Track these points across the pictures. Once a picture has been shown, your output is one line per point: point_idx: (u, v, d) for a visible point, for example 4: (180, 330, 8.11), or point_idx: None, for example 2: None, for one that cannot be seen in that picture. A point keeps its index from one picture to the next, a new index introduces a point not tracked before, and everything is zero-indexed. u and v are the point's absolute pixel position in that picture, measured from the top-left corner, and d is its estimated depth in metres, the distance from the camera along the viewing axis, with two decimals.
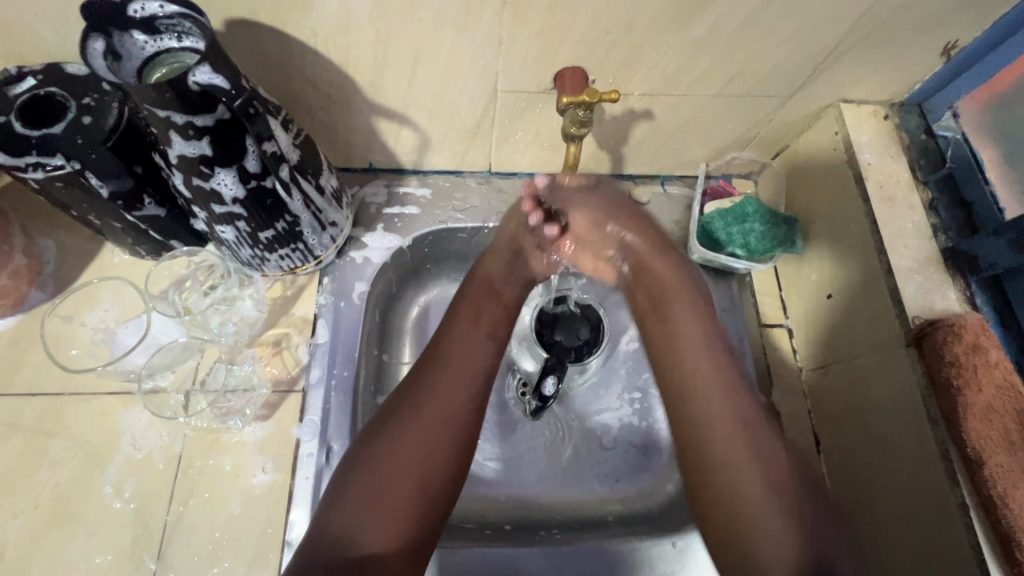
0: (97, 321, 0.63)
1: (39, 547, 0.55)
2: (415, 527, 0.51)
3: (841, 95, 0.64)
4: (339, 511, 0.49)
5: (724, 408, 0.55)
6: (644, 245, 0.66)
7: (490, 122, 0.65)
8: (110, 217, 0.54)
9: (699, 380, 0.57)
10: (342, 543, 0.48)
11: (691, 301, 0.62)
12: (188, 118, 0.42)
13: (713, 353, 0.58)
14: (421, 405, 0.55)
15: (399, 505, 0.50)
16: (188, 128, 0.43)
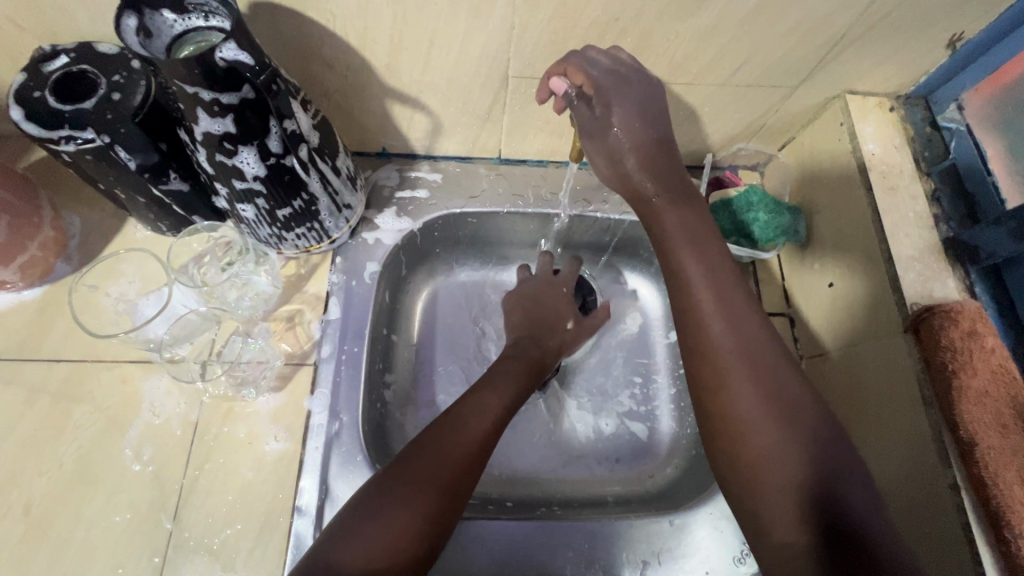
0: (120, 292, 0.65)
1: (62, 503, 0.57)
2: (428, 533, 0.48)
3: (847, 86, 0.65)
4: (356, 517, 0.48)
5: (759, 395, 0.48)
6: (678, 223, 0.55)
7: (500, 108, 0.67)
8: (137, 191, 0.57)
9: (731, 364, 0.49)
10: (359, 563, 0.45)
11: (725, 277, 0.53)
12: (215, 95, 0.45)
13: (749, 331, 0.51)
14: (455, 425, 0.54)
15: (422, 496, 0.49)
16: (215, 105, 0.45)
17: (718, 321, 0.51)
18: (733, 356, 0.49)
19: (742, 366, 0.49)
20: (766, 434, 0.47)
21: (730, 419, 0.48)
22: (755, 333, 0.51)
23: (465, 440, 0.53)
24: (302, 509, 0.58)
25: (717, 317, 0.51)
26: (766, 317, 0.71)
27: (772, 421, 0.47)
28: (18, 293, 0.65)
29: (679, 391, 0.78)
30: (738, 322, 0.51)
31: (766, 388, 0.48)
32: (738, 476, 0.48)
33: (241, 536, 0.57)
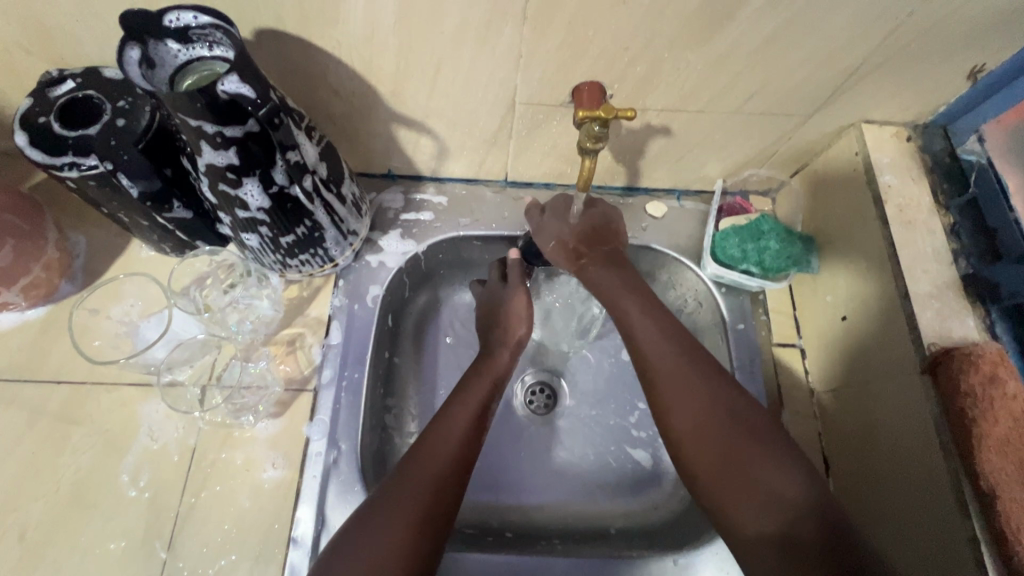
0: (121, 314, 0.65)
1: (58, 529, 0.57)
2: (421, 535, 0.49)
3: (863, 115, 0.63)
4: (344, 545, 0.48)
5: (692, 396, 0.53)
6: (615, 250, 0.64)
7: (507, 133, 0.66)
8: (140, 216, 0.56)
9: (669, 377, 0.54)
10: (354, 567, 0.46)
11: (672, 324, 0.57)
12: (218, 127, 0.44)
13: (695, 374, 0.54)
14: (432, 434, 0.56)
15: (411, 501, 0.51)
16: (218, 137, 0.45)
17: (681, 406, 0.53)
18: (689, 406, 0.52)
19: (695, 406, 0.52)
20: (704, 462, 0.51)
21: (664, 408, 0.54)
22: (709, 385, 0.53)
23: (445, 457, 0.54)
24: (298, 540, 0.57)
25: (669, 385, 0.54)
26: (775, 349, 0.69)
27: (726, 450, 0.50)
28: (22, 313, 0.64)
29: None
30: (693, 380, 0.53)
31: (704, 417, 0.51)
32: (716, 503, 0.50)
33: (236, 566, 0.56)
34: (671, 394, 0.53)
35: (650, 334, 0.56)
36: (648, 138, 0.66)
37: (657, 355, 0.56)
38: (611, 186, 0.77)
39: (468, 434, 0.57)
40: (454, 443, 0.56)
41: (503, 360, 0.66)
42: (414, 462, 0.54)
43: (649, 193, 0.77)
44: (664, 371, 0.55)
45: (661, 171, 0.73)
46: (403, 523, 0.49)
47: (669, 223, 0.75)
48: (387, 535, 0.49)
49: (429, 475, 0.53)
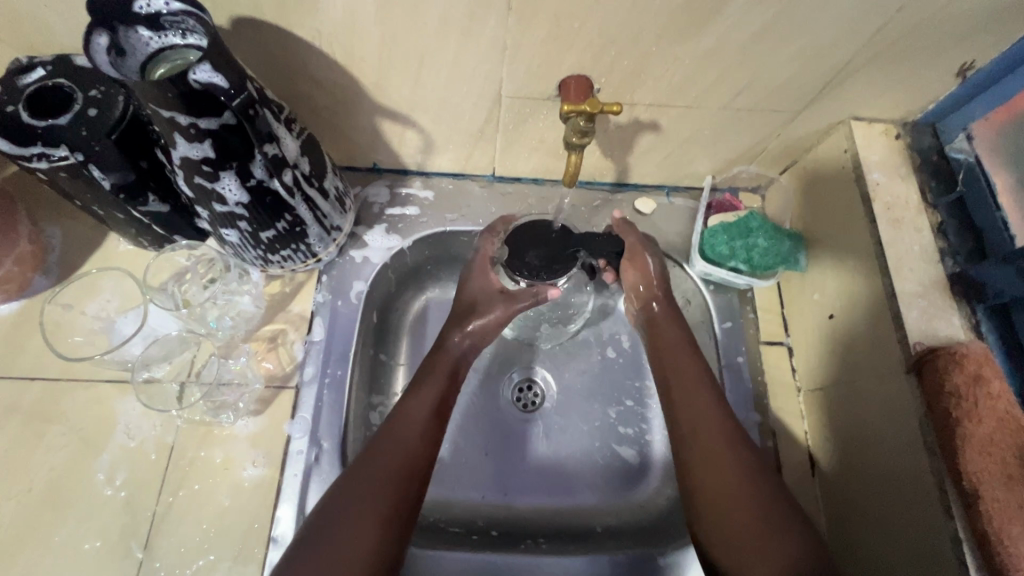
0: (97, 310, 0.63)
1: (31, 529, 0.56)
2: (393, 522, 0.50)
3: (852, 112, 0.63)
4: (315, 539, 0.48)
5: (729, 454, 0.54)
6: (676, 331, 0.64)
7: (493, 127, 0.65)
8: (115, 209, 0.55)
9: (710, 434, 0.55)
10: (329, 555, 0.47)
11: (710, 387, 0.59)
12: (192, 119, 0.43)
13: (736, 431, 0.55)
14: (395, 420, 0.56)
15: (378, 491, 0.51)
16: (192, 129, 0.43)
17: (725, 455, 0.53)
18: (724, 459, 0.53)
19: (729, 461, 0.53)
20: (741, 510, 0.50)
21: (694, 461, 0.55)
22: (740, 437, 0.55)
23: (407, 444, 0.54)
24: (278, 540, 0.56)
25: (718, 442, 0.54)
26: (763, 347, 0.69)
27: (752, 492, 0.51)
28: None
29: None
30: (735, 440, 0.55)
31: (744, 472, 0.52)
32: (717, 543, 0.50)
33: (214, 566, 0.55)
34: (715, 445, 0.54)
35: (697, 393, 0.58)
36: (636, 133, 0.65)
37: (703, 412, 0.57)
38: (600, 182, 0.76)
39: (420, 442, 0.55)
40: (408, 450, 0.54)
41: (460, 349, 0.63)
42: (368, 473, 0.52)
43: (638, 189, 0.76)
44: (710, 428, 0.55)
45: (650, 167, 0.72)
46: (362, 537, 0.48)
47: (658, 219, 0.75)
48: (347, 551, 0.47)
49: (385, 489, 0.51)
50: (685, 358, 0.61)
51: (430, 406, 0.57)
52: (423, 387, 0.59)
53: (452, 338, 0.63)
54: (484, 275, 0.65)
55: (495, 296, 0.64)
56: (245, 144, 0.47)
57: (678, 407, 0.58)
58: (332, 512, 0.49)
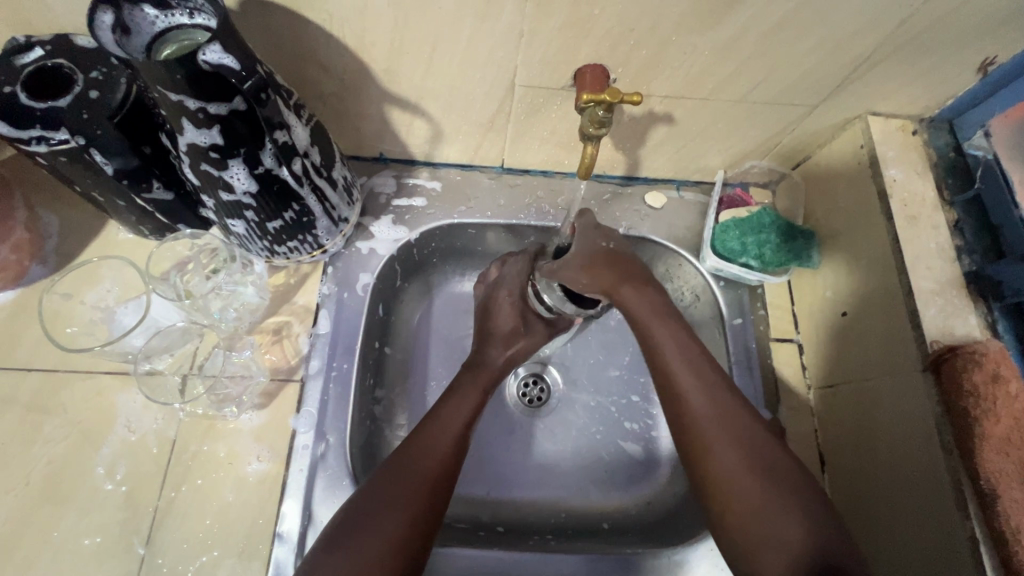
0: (96, 300, 0.62)
1: (28, 524, 0.54)
2: (422, 520, 0.50)
3: (869, 107, 0.62)
4: (347, 530, 0.48)
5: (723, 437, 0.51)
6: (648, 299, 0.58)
7: (505, 117, 0.64)
8: (116, 196, 0.53)
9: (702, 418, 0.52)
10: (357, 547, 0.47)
11: (733, 418, 0.52)
12: (201, 104, 0.41)
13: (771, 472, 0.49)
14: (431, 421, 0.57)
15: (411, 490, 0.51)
16: (200, 114, 0.42)
17: (750, 501, 0.48)
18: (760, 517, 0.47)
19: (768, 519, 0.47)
20: (754, 514, 0.47)
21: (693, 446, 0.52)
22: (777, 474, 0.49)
23: (442, 445, 0.55)
24: (284, 536, 0.55)
25: (744, 493, 0.48)
26: (774, 344, 0.68)
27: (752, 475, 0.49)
28: None
29: None
30: (770, 487, 0.48)
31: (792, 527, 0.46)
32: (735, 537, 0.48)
33: (218, 563, 0.54)
34: (743, 495, 0.48)
35: (721, 432, 0.51)
36: (650, 126, 0.64)
37: (726, 448, 0.50)
38: (610, 175, 0.75)
39: (444, 465, 0.54)
40: (431, 474, 0.53)
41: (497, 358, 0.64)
42: (389, 494, 0.51)
43: (648, 182, 0.75)
44: (735, 478, 0.49)
45: (662, 161, 0.71)
46: (385, 548, 0.48)
47: (668, 214, 0.74)
48: (373, 549, 0.47)
49: (408, 513, 0.50)
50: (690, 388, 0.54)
51: (468, 410, 0.58)
52: (460, 397, 0.60)
53: (491, 354, 0.64)
54: (518, 297, 0.66)
55: (534, 319, 0.66)
56: (254, 132, 0.46)
57: (700, 450, 0.51)
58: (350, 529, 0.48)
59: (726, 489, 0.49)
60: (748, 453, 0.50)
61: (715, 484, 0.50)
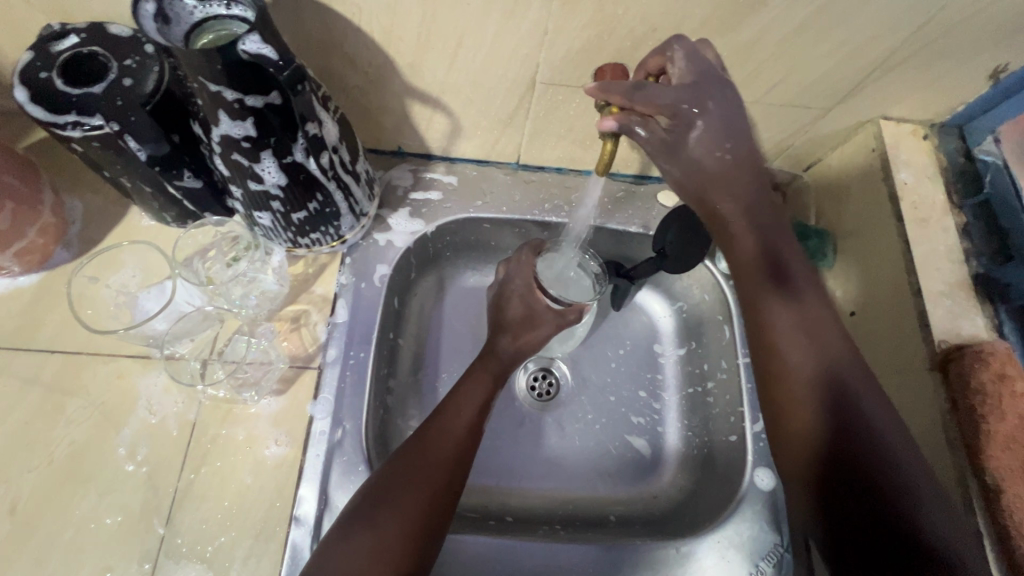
0: (120, 283, 0.63)
1: (50, 502, 0.55)
2: (435, 503, 0.52)
3: (881, 111, 0.63)
4: (366, 512, 0.50)
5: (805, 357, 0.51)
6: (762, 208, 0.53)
7: (524, 114, 0.65)
8: (146, 182, 0.55)
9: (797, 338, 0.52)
10: (371, 527, 0.49)
11: (815, 321, 0.53)
12: (238, 95, 0.43)
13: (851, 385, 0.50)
14: (445, 407, 0.59)
15: (426, 475, 0.53)
16: (236, 105, 0.44)
17: (814, 399, 0.50)
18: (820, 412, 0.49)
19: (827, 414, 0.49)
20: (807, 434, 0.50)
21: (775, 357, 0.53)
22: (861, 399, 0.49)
23: (455, 430, 0.57)
24: (300, 520, 0.56)
25: (807, 385, 0.50)
26: None
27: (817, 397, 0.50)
28: (14, 280, 0.62)
29: (689, 408, 0.77)
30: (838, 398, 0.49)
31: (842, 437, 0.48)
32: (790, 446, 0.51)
33: (235, 544, 0.55)
34: (808, 390, 0.50)
35: (791, 330, 0.52)
36: None
37: (804, 353, 0.51)
38: (623, 174, 0.78)
39: (458, 450, 0.55)
40: (447, 458, 0.54)
41: (507, 347, 0.66)
42: (405, 476, 0.52)
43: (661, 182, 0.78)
44: (804, 376, 0.51)
45: None
46: (399, 530, 0.49)
47: None
48: (387, 530, 0.49)
49: (412, 512, 0.50)
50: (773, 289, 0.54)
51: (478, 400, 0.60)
52: (472, 384, 0.61)
53: (500, 344, 0.66)
54: (529, 294, 0.67)
55: (543, 313, 0.66)
56: (286, 125, 0.47)
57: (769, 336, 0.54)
58: (351, 530, 0.49)
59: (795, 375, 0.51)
60: (824, 356, 0.51)
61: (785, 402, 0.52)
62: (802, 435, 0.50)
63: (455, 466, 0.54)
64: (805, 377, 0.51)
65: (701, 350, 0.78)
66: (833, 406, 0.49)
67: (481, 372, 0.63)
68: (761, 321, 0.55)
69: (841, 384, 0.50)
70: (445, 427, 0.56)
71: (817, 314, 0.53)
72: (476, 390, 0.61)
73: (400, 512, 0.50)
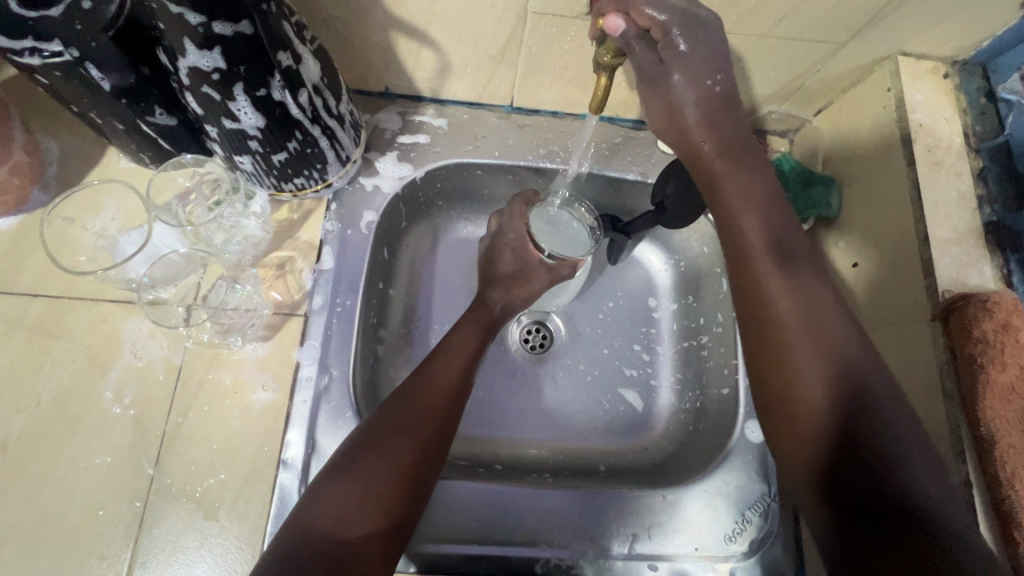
0: (99, 227, 0.61)
1: (39, 442, 0.56)
2: (425, 450, 0.52)
3: (900, 46, 0.58)
4: (354, 460, 0.50)
5: (803, 335, 0.48)
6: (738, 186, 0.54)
7: (515, 48, 0.61)
8: (116, 117, 0.52)
9: (786, 314, 0.49)
10: (358, 476, 0.49)
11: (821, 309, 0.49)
12: (203, 19, 0.39)
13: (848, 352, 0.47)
14: (438, 356, 0.58)
15: (416, 424, 0.52)
16: (201, 31, 0.40)
17: (821, 381, 0.47)
18: (819, 384, 0.46)
19: (828, 389, 0.46)
20: (807, 417, 0.47)
21: (770, 334, 0.50)
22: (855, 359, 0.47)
23: (448, 379, 0.56)
24: (288, 462, 0.57)
25: (804, 361, 0.47)
26: None
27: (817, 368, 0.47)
28: None
29: (681, 362, 0.76)
30: (834, 372, 0.46)
31: (845, 405, 0.45)
32: (795, 435, 0.47)
33: (224, 485, 0.56)
34: (811, 371, 0.47)
35: (786, 303, 0.50)
36: None
37: (791, 322, 0.49)
38: (623, 119, 0.73)
39: (450, 399, 0.55)
40: (438, 407, 0.54)
41: (498, 299, 0.64)
42: (395, 424, 0.52)
43: None
44: (814, 372, 0.47)
45: None
46: (386, 477, 0.49)
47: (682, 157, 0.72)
48: (374, 477, 0.49)
49: (402, 460, 0.50)
50: (774, 276, 0.51)
51: (472, 349, 0.59)
52: (462, 336, 0.60)
53: (492, 294, 0.64)
54: (521, 244, 0.66)
55: (536, 267, 0.65)
56: (260, 58, 0.44)
57: (756, 309, 0.51)
58: (339, 478, 0.49)
59: (795, 357, 0.48)
60: (837, 351, 0.47)
61: (784, 387, 0.48)
62: (801, 411, 0.47)
63: (444, 419, 0.54)
64: (818, 383, 0.47)
65: (698, 304, 0.77)
66: (840, 389, 0.46)
67: (470, 324, 0.62)
68: (755, 298, 0.51)
69: (859, 391, 0.46)
70: (435, 378, 0.56)
71: (832, 314, 0.49)
72: (464, 341, 0.60)
73: (388, 461, 0.50)
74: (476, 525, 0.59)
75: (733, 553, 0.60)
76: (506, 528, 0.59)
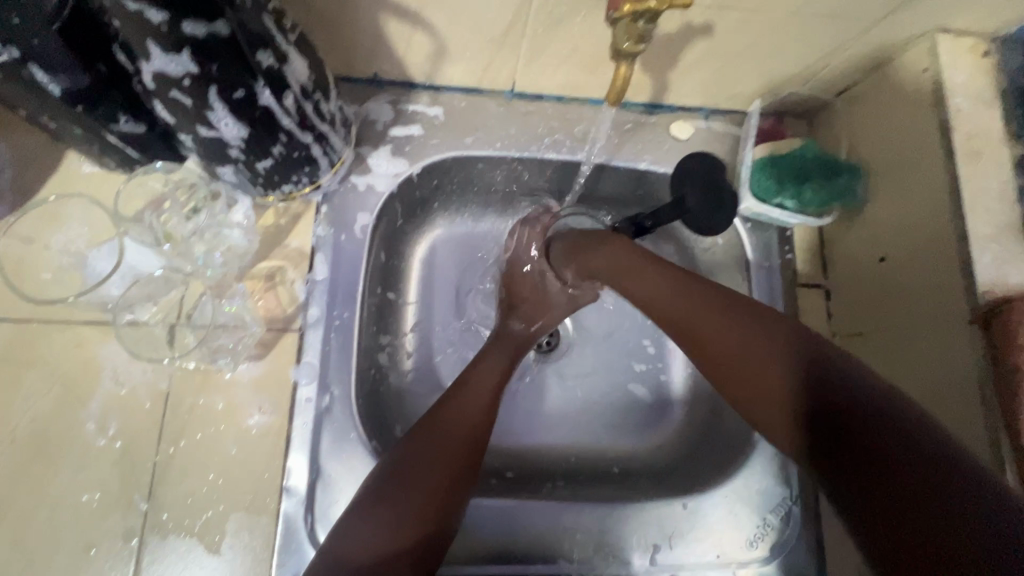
0: (64, 244, 0.56)
1: (19, 479, 0.52)
2: (457, 475, 0.50)
3: (939, 22, 0.54)
4: (381, 494, 0.47)
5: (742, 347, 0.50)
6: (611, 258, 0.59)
7: (519, 31, 0.55)
8: (72, 121, 0.45)
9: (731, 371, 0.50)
10: (385, 509, 0.46)
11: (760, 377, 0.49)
12: (168, 17, 0.33)
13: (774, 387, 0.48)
14: (468, 377, 0.57)
15: (447, 450, 0.50)
16: (165, 30, 0.34)
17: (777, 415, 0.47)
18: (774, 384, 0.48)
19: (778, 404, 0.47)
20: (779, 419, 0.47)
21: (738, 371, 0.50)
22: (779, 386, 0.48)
23: (478, 403, 0.55)
24: (291, 490, 0.53)
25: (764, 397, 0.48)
26: (798, 291, 0.65)
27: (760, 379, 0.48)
28: None
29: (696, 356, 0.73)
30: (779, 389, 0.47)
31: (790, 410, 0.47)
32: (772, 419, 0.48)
33: (224, 517, 0.53)
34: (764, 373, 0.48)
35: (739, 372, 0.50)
36: (686, 42, 0.55)
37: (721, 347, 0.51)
38: (633, 103, 0.67)
39: (480, 423, 0.53)
40: (469, 430, 0.52)
41: (519, 330, 0.63)
42: (426, 452, 0.50)
43: (674, 111, 0.68)
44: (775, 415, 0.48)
45: (692, 87, 0.64)
46: (416, 509, 0.47)
47: (697, 144, 0.67)
48: (404, 509, 0.47)
49: (431, 489, 0.48)
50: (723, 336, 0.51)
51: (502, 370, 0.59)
52: (488, 362, 0.59)
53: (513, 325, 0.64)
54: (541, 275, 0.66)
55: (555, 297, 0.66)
56: (236, 60, 0.38)
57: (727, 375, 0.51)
58: (366, 511, 0.46)
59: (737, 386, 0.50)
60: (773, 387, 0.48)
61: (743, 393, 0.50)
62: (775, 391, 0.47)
63: (474, 444, 0.52)
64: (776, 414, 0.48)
65: None
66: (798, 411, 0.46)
67: (494, 351, 0.60)
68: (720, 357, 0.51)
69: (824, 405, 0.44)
70: (463, 409, 0.54)
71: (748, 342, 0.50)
72: (491, 366, 0.59)
73: (419, 493, 0.48)
74: (494, 542, 0.57)
75: (755, 558, 0.59)
76: (526, 544, 0.57)
